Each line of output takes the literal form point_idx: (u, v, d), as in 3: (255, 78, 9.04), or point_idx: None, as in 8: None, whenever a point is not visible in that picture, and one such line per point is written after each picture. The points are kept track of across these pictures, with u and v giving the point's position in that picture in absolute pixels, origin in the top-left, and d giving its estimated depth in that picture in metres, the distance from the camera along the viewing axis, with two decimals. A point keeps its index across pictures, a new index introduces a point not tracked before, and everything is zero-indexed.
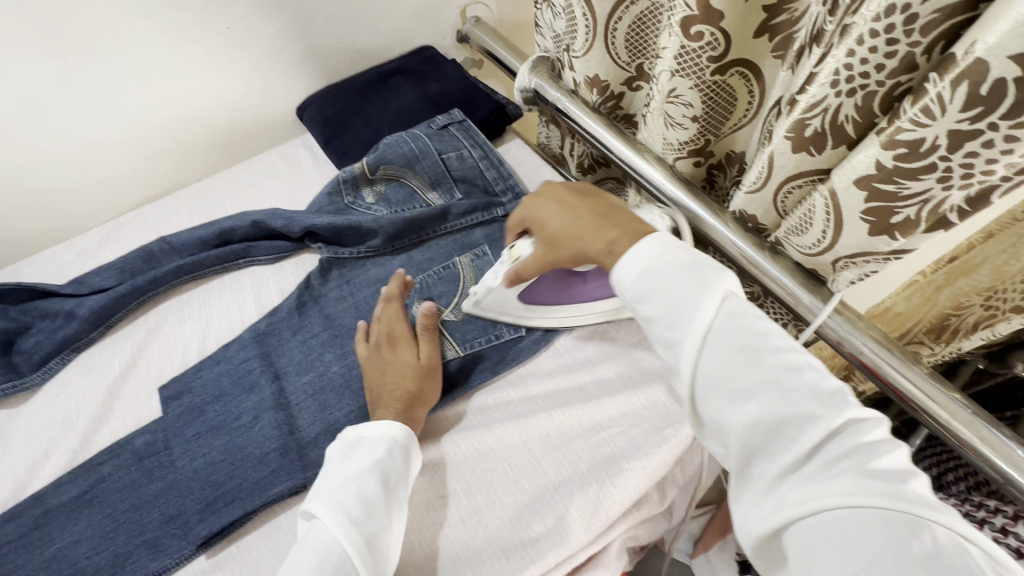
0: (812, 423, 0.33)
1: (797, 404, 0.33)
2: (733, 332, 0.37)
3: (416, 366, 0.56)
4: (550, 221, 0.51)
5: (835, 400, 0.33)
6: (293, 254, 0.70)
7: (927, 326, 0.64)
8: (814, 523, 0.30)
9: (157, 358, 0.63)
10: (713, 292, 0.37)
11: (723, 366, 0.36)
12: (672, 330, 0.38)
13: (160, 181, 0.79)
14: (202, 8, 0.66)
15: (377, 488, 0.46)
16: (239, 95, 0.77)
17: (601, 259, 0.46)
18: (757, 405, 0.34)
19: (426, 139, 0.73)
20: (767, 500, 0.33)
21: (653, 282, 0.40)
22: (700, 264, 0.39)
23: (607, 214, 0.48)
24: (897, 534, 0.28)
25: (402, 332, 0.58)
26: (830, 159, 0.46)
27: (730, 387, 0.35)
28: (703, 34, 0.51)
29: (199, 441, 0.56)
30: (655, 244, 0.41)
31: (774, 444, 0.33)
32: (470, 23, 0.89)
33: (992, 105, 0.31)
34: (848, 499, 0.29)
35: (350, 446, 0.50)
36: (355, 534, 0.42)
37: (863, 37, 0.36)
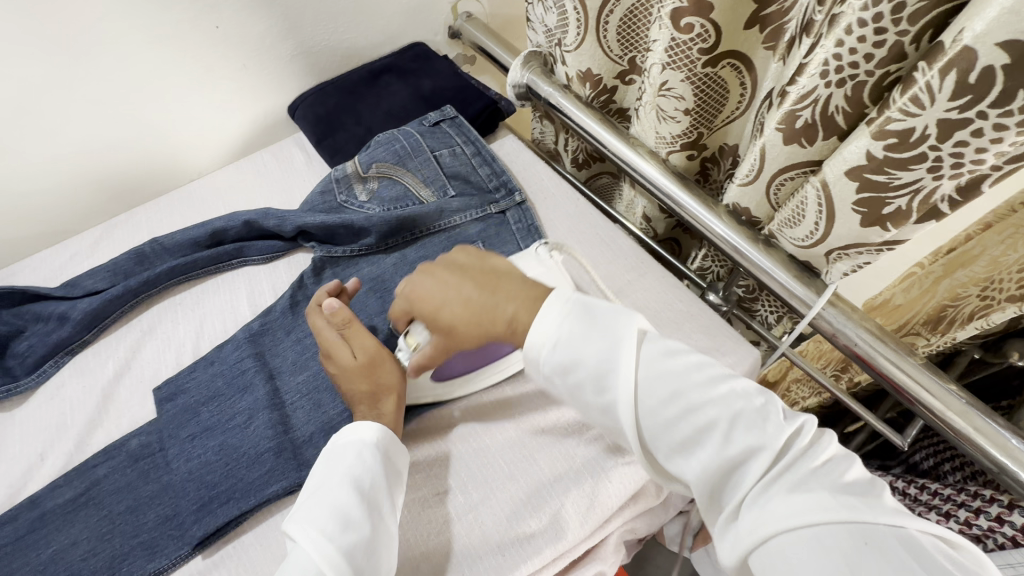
0: (755, 456, 0.34)
1: (738, 442, 0.35)
2: (658, 381, 0.37)
3: (353, 367, 0.54)
4: (441, 310, 0.47)
5: (769, 423, 0.35)
6: (285, 254, 0.70)
7: (922, 317, 0.61)
8: (768, 548, 0.32)
9: (151, 360, 0.63)
10: (626, 345, 0.38)
11: (658, 419, 0.37)
12: (602, 395, 0.38)
13: (152, 182, 0.79)
14: (190, 7, 0.66)
15: (354, 500, 0.45)
16: (230, 95, 0.77)
17: (505, 338, 0.45)
18: (704, 452, 0.35)
19: (417, 137, 0.73)
20: (726, 533, 0.34)
21: (568, 351, 0.39)
22: (598, 315, 0.40)
23: (493, 286, 0.47)
24: (840, 545, 0.30)
25: (331, 339, 0.56)
26: (821, 151, 0.46)
27: (673, 438, 0.36)
28: (693, 26, 0.51)
29: (194, 442, 0.56)
30: (554, 307, 0.41)
31: (732, 480, 0.35)
32: (461, 19, 0.89)
33: (981, 94, 0.31)
34: (792, 520, 0.31)
35: (327, 457, 0.49)
36: (334, 551, 0.42)
37: (852, 27, 0.36)
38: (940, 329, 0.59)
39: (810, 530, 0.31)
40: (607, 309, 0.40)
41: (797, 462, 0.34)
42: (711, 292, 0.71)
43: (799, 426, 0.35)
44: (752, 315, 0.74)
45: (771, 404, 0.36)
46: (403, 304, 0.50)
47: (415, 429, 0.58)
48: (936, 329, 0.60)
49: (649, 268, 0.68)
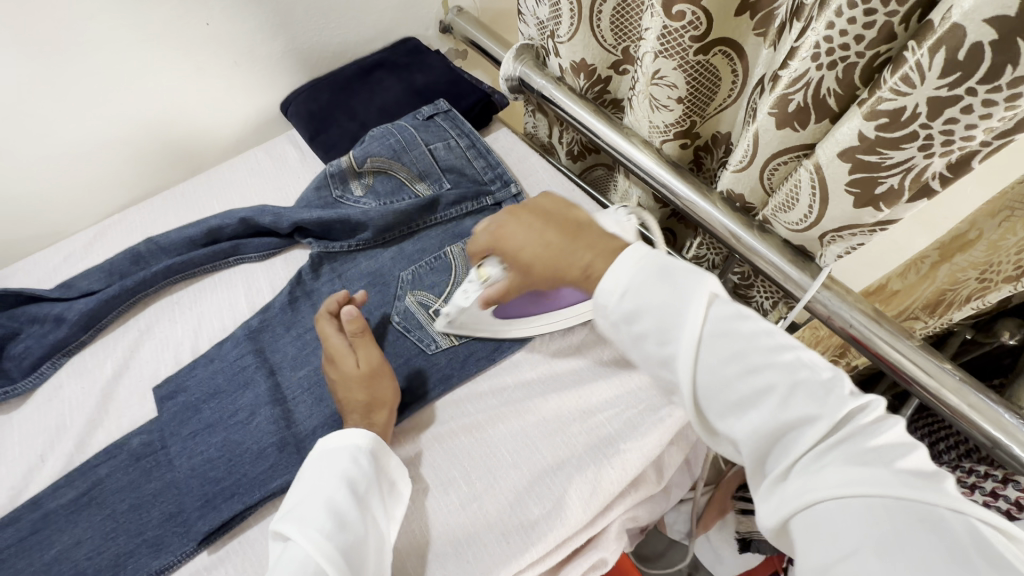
0: (811, 424, 0.33)
1: (795, 407, 0.33)
2: (722, 339, 0.37)
3: (356, 375, 0.55)
4: (522, 249, 0.46)
5: (833, 395, 0.34)
6: (282, 251, 0.70)
7: (923, 300, 0.62)
8: (811, 514, 0.31)
9: (149, 359, 0.63)
10: (698, 304, 0.37)
11: (718, 375, 0.36)
12: (664, 347, 0.38)
13: (144, 182, 0.79)
14: (180, 4, 0.65)
15: (348, 499, 0.46)
16: (222, 93, 0.76)
17: (578, 284, 0.44)
18: (757, 413, 0.35)
19: (411, 130, 0.72)
20: (769, 496, 0.33)
21: (637, 300, 0.39)
22: (671, 270, 0.39)
23: (575, 234, 0.45)
24: (891, 519, 0.29)
25: (337, 345, 0.57)
26: (814, 134, 0.46)
27: (728, 398, 0.36)
28: (685, 13, 0.52)
29: (196, 439, 0.56)
30: (634, 252, 0.40)
31: (781, 446, 0.34)
32: (452, 13, 0.89)
33: (970, 71, 0.32)
34: (842, 489, 0.30)
35: (316, 462, 0.50)
36: (329, 546, 0.42)
37: (842, 9, 0.37)
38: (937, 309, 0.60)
39: (863, 503, 0.30)
40: (681, 266, 0.39)
41: (856, 437, 0.32)
42: None
43: (865, 402, 0.34)
44: (748, 302, 0.75)
45: (841, 379, 0.35)
46: (487, 237, 0.49)
47: (407, 427, 0.59)
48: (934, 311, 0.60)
49: None
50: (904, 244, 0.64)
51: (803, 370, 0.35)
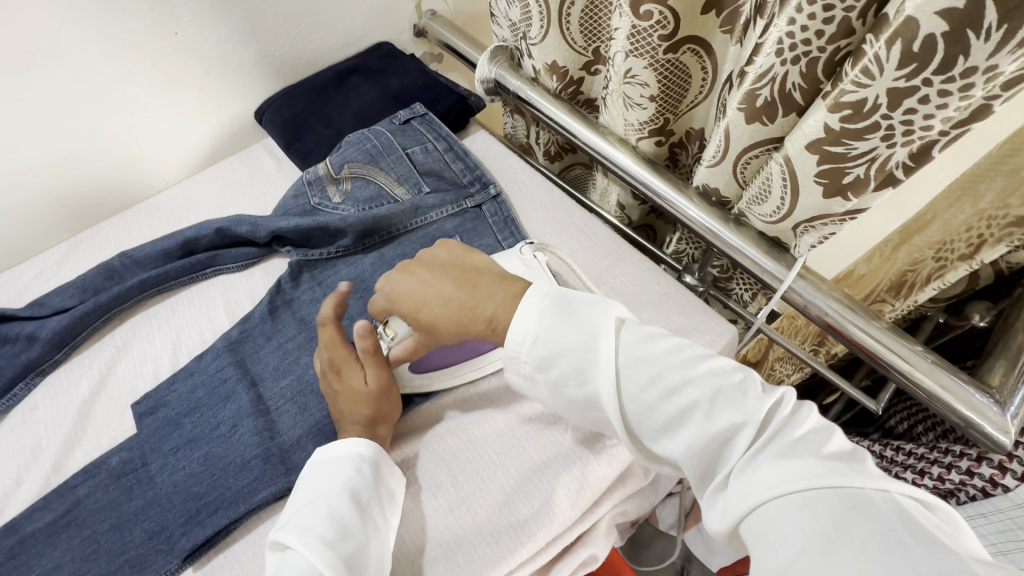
0: (739, 430, 0.36)
1: (720, 418, 0.37)
2: (638, 368, 0.40)
3: (363, 392, 0.52)
4: (421, 310, 0.49)
5: (750, 398, 0.37)
6: (261, 260, 0.69)
7: (887, 283, 0.63)
8: (757, 517, 0.34)
9: (126, 375, 0.62)
10: (608, 332, 0.41)
11: (642, 403, 0.40)
12: (584, 386, 0.42)
13: (117, 195, 0.77)
14: (147, 12, 0.64)
15: (349, 507, 0.46)
16: (194, 102, 0.75)
17: (486, 337, 0.47)
18: (688, 432, 0.38)
19: (388, 135, 0.72)
20: (718, 505, 0.36)
21: (548, 346, 0.42)
22: (576, 305, 0.43)
23: (470, 285, 0.48)
24: (828, 507, 0.32)
25: (347, 356, 0.54)
26: (782, 128, 0.47)
27: (659, 421, 0.39)
28: (652, 13, 0.52)
29: (178, 454, 0.55)
30: (534, 300, 0.44)
31: (718, 455, 0.37)
32: (426, 17, 0.89)
33: (924, 62, 0.32)
34: (781, 488, 0.33)
35: (317, 470, 0.50)
36: (331, 555, 0.43)
37: (801, 6, 0.38)
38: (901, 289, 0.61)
39: (800, 495, 0.33)
40: (584, 299, 0.44)
41: (781, 432, 0.36)
42: (687, 275, 0.73)
43: (778, 399, 0.38)
44: (728, 294, 0.76)
45: (750, 378, 0.39)
46: (384, 301, 0.52)
47: (402, 431, 0.58)
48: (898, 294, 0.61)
49: (626, 253, 0.69)
50: (876, 232, 0.66)
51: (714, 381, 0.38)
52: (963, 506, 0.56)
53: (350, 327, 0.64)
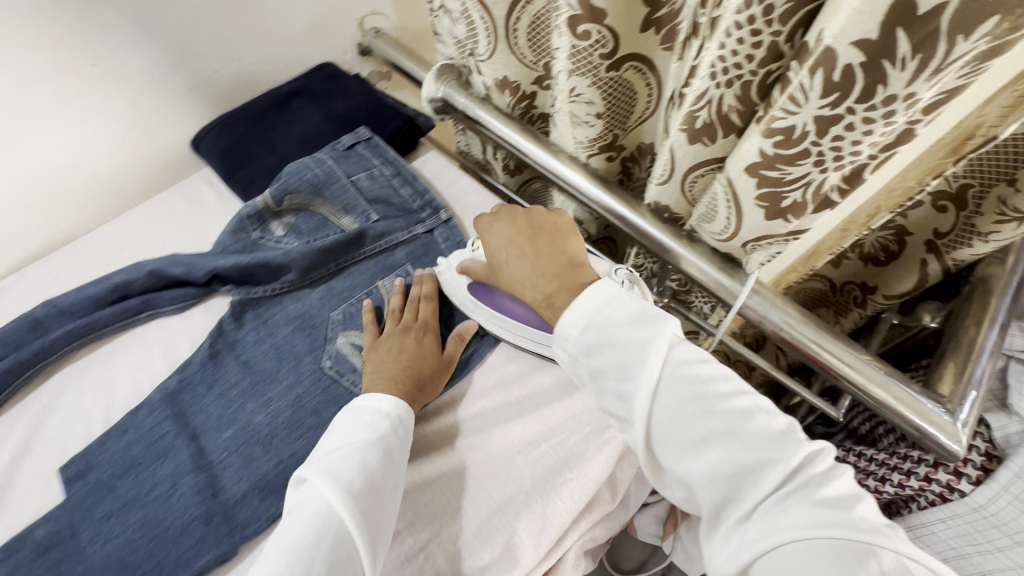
0: (771, 466, 0.35)
1: (754, 450, 0.36)
2: (680, 382, 0.40)
3: (437, 356, 0.59)
4: (501, 254, 0.56)
5: (789, 441, 0.37)
6: (201, 300, 0.65)
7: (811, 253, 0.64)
8: (776, 556, 0.33)
9: (55, 437, 0.57)
10: (664, 341, 0.41)
11: (674, 416, 0.39)
12: (621, 383, 0.42)
13: (42, 238, 0.72)
14: (58, 45, 0.60)
15: (378, 462, 0.47)
16: (121, 135, 0.71)
17: (539, 306, 0.52)
18: (714, 454, 0.37)
19: (331, 162, 0.69)
20: (731, 537, 0.35)
21: (597, 336, 0.43)
22: (640, 314, 0.43)
23: (549, 257, 0.53)
24: (858, 561, 0.31)
25: (431, 319, 0.61)
26: (724, 148, 0.46)
27: (686, 439, 0.38)
28: (590, 33, 0.51)
29: (112, 521, 0.51)
30: (595, 292, 0.45)
31: (740, 488, 0.36)
32: (370, 34, 0.86)
33: (846, 90, 0.32)
34: (812, 532, 0.32)
35: (350, 417, 0.51)
36: (355, 504, 0.43)
37: (730, 30, 0.36)
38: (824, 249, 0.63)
39: (828, 545, 0.32)
40: (648, 310, 0.43)
41: (814, 482, 0.35)
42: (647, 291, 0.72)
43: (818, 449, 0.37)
44: (688, 306, 0.76)
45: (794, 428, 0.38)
46: (482, 227, 0.59)
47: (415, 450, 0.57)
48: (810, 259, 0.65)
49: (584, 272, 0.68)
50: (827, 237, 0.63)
51: (759, 415, 0.38)
52: (924, 511, 0.57)
53: (298, 368, 0.60)
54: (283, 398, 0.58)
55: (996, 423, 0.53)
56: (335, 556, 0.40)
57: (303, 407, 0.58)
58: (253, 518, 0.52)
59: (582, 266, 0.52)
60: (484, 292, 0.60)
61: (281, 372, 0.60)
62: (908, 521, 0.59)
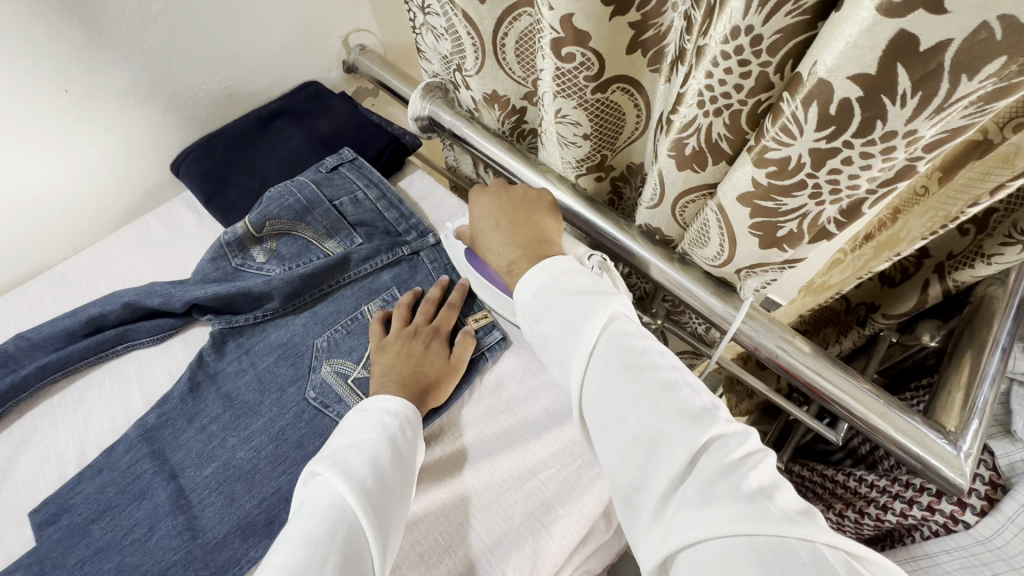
0: (682, 436, 0.36)
1: (669, 419, 0.37)
2: (615, 349, 0.42)
3: (444, 360, 0.58)
4: (478, 224, 0.58)
5: (704, 420, 0.37)
6: (179, 330, 0.63)
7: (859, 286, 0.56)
8: (696, 552, 0.32)
9: (27, 478, 0.55)
10: (604, 312, 0.43)
11: (604, 383, 0.41)
12: (563, 348, 0.45)
13: (17, 266, 0.70)
14: (27, 71, 0.58)
15: (387, 459, 0.46)
16: (98, 160, 0.69)
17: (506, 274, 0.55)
18: (634, 423, 0.38)
19: (312, 186, 0.68)
20: (652, 518, 0.35)
21: (547, 305, 0.47)
22: (587, 289, 0.46)
23: (521, 234, 0.54)
24: (778, 560, 0.30)
25: (443, 321, 0.60)
26: (715, 175, 0.45)
27: (611, 407, 0.40)
28: (575, 55, 0.49)
29: (85, 568, 0.49)
30: (549, 267, 0.49)
31: (653, 458, 0.36)
32: (355, 52, 0.84)
33: (843, 124, 0.30)
34: (730, 526, 0.31)
35: (360, 415, 0.50)
36: (365, 497, 0.41)
37: (717, 59, 0.35)
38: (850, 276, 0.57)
39: (746, 540, 0.31)
40: (597, 288, 0.46)
41: (732, 467, 0.34)
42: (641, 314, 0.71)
43: (740, 433, 0.37)
44: (683, 326, 0.74)
45: (716, 409, 0.39)
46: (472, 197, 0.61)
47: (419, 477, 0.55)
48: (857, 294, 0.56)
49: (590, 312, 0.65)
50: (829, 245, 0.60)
51: (684, 389, 0.39)
52: (928, 540, 0.56)
53: (280, 400, 0.58)
54: (265, 432, 0.56)
55: (999, 451, 0.52)
56: (349, 549, 0.38)
57: (287, 441, 0.56)
58: (234, 561, 0.50)
59: (548, 246, 0.53)
60: (475, 260, 0.61)
61: (263, 404, 0.58)
62: (911, 550, 0.58)
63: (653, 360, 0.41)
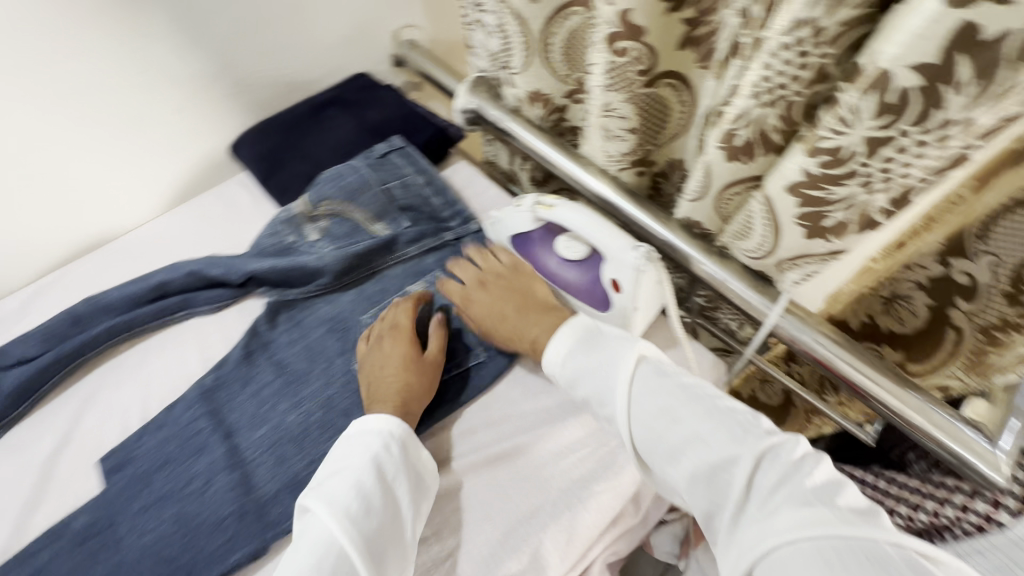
0: (738, 459, 0.38)
1: (719, 445, 0.39)
2: (650, 395, 0.44)
3: (419, 360, 0.58)
4: (474, 309, 0.60)
5: (751, 434, 0.39)
6: (235, 301, 0.67)
7: (964, 359, 0.53)
8: (771, 561, 0.34)
9: (94, 429, 0.59)
10: (630, 361, 0.46)
11: (648, 429, 0.43)
12: (605, 406, 0.46)
13: (85, 236, 0.75)
14: (110, 50, 0.63)
15: (374, 484, 0.47)
16: (165, 136, 0.74)
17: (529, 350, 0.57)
18: (688, 456, 0.40)
19: (366, 170, 0.71)
20: (729, 545, 0.36)
21: (575, 368, 0.49)
22: (611, 339, 0.49)
23: (528, 310, 0.57)
24: (840, 557, 0.32)
25: (405, 322, 0.60)
26: (763, 166, 0.46)
27: (664, 448, 0.42)
28: (629, 50, 0.51)
29: (147, 514, 0.52)
30: (574, 328, 0.51)
31: (719, 484, 0.38)
32: (404, 46, 0.88)
33: (901, 113, 0.32)
34: (796, 533, 0.33)
35: (346, 443, 0.50)
36: (354, 532, 0.43)
37: (777, 50, 0.36)
38: (898, 323, 0.57)
39: (812, 542, 0.33)
40: (620, 337, 0.49)
41: (794, 479, 0.36)
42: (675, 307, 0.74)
43: (791, 440, 0.39)
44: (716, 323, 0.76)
45: (761, 421, 0.41)
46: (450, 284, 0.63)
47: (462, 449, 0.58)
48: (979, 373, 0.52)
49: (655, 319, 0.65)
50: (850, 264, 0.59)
51: (724, 412, 0.41)
52: None
53: (328, 371, 0.61)
54: (314, 399, 0.59)
55: None
56: None
57: (334, 409, 0.58)
58: (285, 516, 0.52)
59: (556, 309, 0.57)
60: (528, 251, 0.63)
61: (312, 374, 0.61)
62: None
63: (687, 393, 0.43)
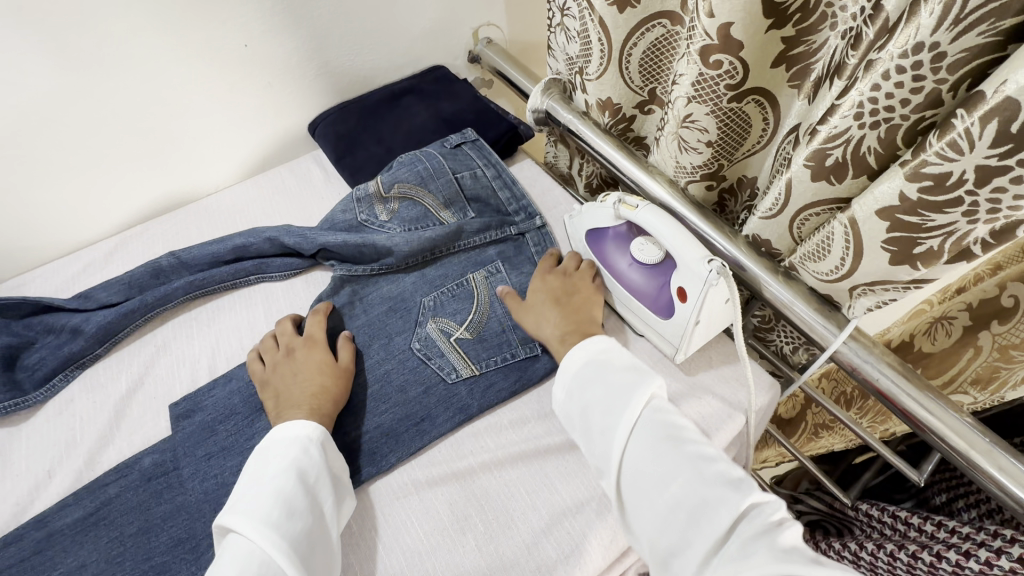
0: (725, 502, 0.42)
1: (711, 486, 0.43)
2: (657, 425, 0.48)
3: (329, 366, 0.58)
4: (549, 283, 0.64)
5: (738, 492, 0.43)
6: (303, 271, 0.70)
7: (971, 375, 0.55)
8: None
9: (165, 377, 0.62)
10: (646, 391, 0.50)
11: (640, 456, 0.47)
12: (607, 418, 0.49)
13: (168, 195, 0.79)
14: (222, 24, 0.67)
15: (297, 489, 0.47)
16: (255, 109, 0.78)
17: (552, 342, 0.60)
18: (678, 488, 0.44)
19: (440, 158, 0.73)
20: None
21: (584, 380, 0.53)
22: (627, 367, 0.53)
23: (575, 312, 0.61)
24: None
25: (316, 335, 0.61)
26: (850, 189, 0.46)
27: (650, 475, 0.46)
28: (722, 63, 0.52)
29: (210, 461, 0.55)
30: (595, 342, 0.56)
31: (697, 526, 0.42)
32: (482, 44, 0.91)
33: (1021, 143, 0.32)
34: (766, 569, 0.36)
35: (264, 458, 0.50)
36: (277, 538, 0.44)
37: (889, 73, 0.37)
38: (931, 343, 0.58)
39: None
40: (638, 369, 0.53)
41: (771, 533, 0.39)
42: None
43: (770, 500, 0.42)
44: (767, 345, 0.75)
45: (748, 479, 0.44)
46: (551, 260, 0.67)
47: (511, 437, 0.59)
48: (984, 388, 0.54)
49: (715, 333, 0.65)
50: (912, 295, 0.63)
51: (721, 462, 0.45)
52: None
53: (388, 346, 0.63)
54: (372, 372, 0.61)
55: None
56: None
57: (390, 383, 0.60)
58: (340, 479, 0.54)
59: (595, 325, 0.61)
60: (611, 242, 0.63)
61: (371, 347, 0.63)
62: None
63: (690, 435, 0.48)
